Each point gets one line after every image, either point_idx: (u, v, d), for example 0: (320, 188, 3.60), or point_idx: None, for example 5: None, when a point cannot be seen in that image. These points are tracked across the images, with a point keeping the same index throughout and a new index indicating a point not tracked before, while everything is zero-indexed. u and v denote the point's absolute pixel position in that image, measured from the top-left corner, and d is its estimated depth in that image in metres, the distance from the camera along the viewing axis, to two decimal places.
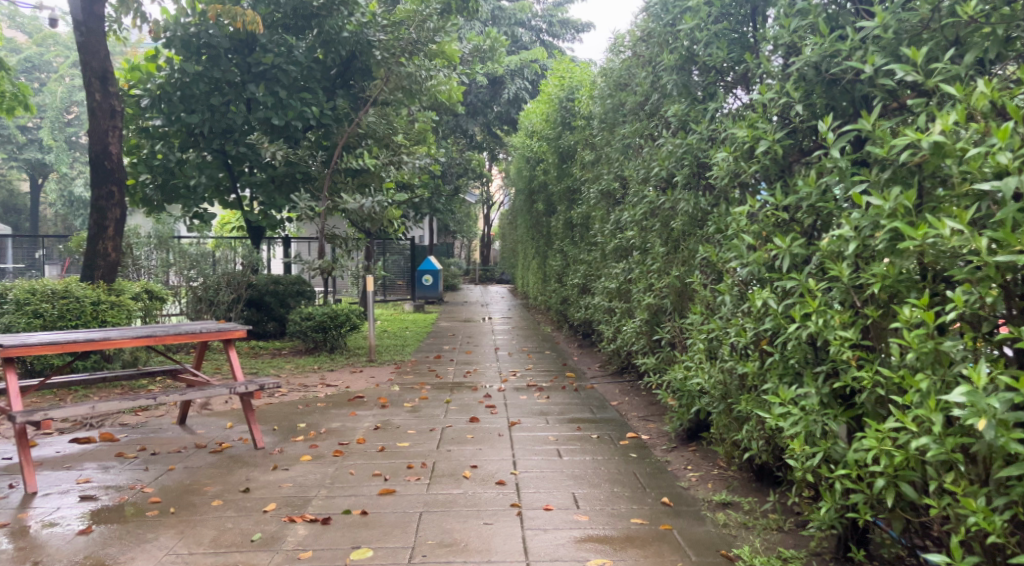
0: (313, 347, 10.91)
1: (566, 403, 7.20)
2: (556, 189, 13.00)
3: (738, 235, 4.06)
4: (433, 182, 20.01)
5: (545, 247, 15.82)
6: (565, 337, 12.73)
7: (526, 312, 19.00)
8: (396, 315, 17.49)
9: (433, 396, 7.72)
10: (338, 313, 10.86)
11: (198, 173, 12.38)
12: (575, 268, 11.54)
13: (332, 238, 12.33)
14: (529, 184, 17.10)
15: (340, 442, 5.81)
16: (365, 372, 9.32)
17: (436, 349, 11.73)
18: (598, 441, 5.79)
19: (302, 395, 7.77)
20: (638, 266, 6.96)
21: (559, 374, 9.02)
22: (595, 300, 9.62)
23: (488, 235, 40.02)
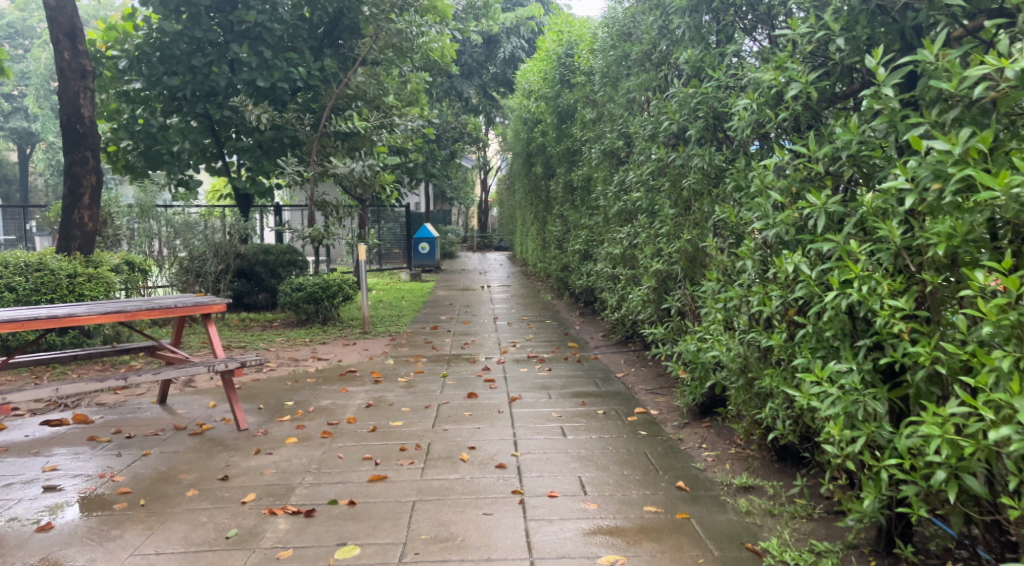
0: (305, 320, 10.53)
1: (569, 376, 6.84)
2: (555, 151, 12.52)
3: (762, 192, 3.65)
4: (428, 146, 19.46)
5: (543, 212, 15.36)
6: (566, 306, 12.34)
7: (525, 279, 18.62)
8: (393, 284, 17.09)
9: (429, 369, 7.36)
10: (330, 283, 10.45)
11: (182, 139, 11.85)
12: (575, 233, 11.12)
13: (322, 205, 11.87)
14: (527, 147, 16.58)
15: (329, 421, 5.44)
16: (358, 345, 8.95)
17: (433, 320, 11.35)
18: (604, 417, 5.43)
19: (291, 371, 7.40)
20: (645, 230, 6.55)
21: (561, 344, 8.65)
22: (597, 267, 9.22)
23: (485, 201, 39.45)
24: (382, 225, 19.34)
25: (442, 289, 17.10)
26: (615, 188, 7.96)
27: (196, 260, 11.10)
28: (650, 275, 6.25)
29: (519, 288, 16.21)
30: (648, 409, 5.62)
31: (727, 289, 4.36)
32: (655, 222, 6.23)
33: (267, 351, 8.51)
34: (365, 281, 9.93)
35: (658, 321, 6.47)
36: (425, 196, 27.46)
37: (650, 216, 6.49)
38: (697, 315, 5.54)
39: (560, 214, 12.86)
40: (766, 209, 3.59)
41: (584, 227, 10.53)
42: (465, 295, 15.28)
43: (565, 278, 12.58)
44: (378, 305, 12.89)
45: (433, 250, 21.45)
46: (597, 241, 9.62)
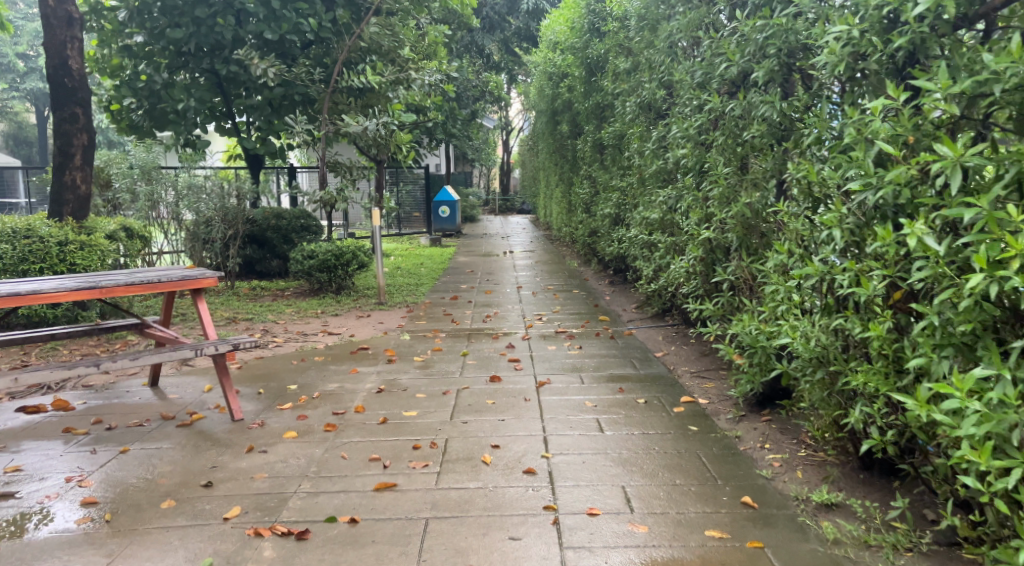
0: (318, 289, 9.94)
1: (602, 356, 6.17)
2: (583, 107, 11.69)
3: (862, 144, 2.91)
4: (447, 105, 18.62)
5: (569, 173, 14.54)
6: (594, 274, 11.60)
7: (549, 245, 17.90)
8: (412, 249, 16.47)
9: (448, 347, 6.72)
10: (343, 251, 9.83)
11: (187, 95, 11.15)
12: (605, 196, 10.34)
13: (334, 166, 11.18)
14: (552, 105, 15.71)
15: (335, 410, 4.82)
16: (373, 317, 8.32)
17: (453, 289, 10.70)
18: (646, 408, 4.76)
19: (299, 347, 6.81)
20: (691, 193, 5.80)
21: (591, 318, 7.97)
22: (631, 233, 8.47)
23: (507, 163, 38.54)
24: (400, 188, 18.62)
25: (463, 254, 16.43)
26: (654, 145, 7.18)
27: (202, 224, 10.49)
28: (698, 245, 5.52)
29: (543, 255, 15.48)
30: (696, 397, 4.94)
31: (804, 264, 3.63)
32: (704, 183, 5.47)
33: (275, 324, 7.92)
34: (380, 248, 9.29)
35: (705, 295, 5.76)
36: (445, 158, 26.61)
37: (698, 176, 5.73)
38: (755, 291, 4.82)
39: (589, 176, 12.06)
40: (868, 166, 2.85)
41: (615, 189, 9.76)
42: (487, 261, 14.60)
43: (593, 244, 11.83)
44: (395, 273, 12.26)
45: (453, 213, 20.71)
46: (631, 205, 8.85)
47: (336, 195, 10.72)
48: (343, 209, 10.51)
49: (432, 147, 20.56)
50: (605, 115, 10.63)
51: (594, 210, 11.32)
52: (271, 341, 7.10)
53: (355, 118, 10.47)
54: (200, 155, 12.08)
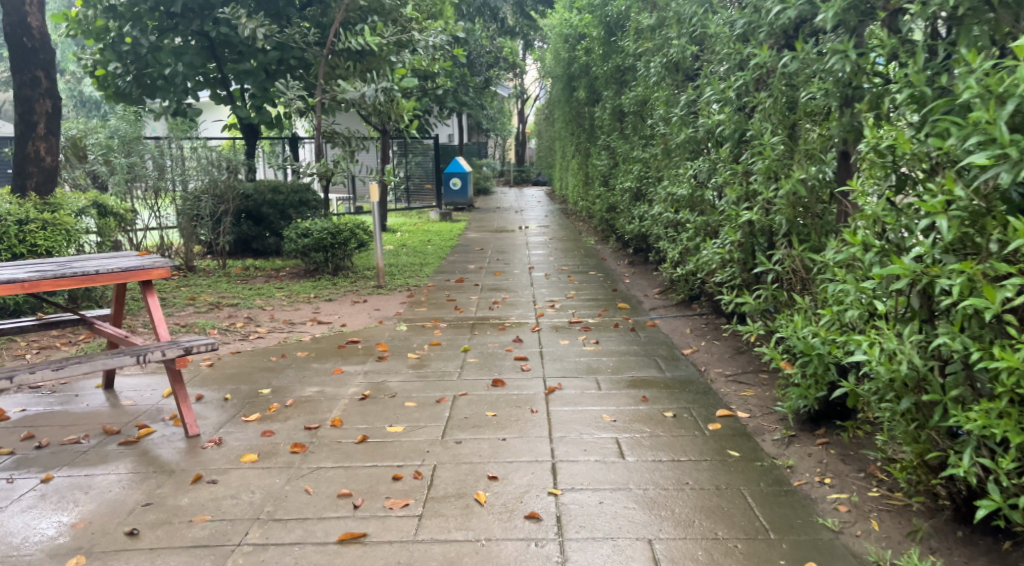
0: (314, 270, 9.23)
1: (623, 353, 5.41)
2: (602, 70, 10.83)
3: (991, 101, 2.24)
4: (458, 71, 17.72)
5: (586, 143, 13.66)
6: (612, 253, 10.81)
7: (565, 219, 17.09)
8: (420, 224, 15.72)
9: (448, 340, 5.99)
10: (341, 228, 9.09)
11: (175, 60, 10.39)
12: (625, 168, 9.51)
13: (332, 136, 10.36)
14: (569, 71, 14.78)
15: (308, 424, 4.10)
16: (369, 303, 7.61)
17: (460, 269, 9.97)
18: (676, 424, 4.00)
19: (281, 340, 6.11)
20: (729, 166, 5.00)
21: (608, 304, 7.20)
22: (655, 210, 7.66)
23: (523, 133, 37.56)
24: (409, 160, 17.80)
25: (474, 229, 15.66)
26: (683, 111, 6.35)
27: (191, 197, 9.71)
28: (736, 228, 4.72)
29: (558, 230, 14.67)
30: (734, 410, 4.18)
31: (887, 261, 2.84)
32: (745, 155, 4.66)
33: (261, 311, 7.22)
34: (379, 226, 8.54)
35: (743, 286, 4.99)
36: (458, 128, 25.72)
37: (739, 146, 4.91)
38: (808, 285, 4.03)
39: (608, 147, 11.21)
40: (1002, 131, 2.16)
41: (637, 160, 8.95)
42: (499, 238, 13.84)
43: (611, 220, 11.01)
44: (400, 251, 11.53)
45: (465, 186, 19.90)
46: (655, 180, 8.03)
47: (333, 167, 9.94)
48: (343, 182, 9.77)
49: (443, 116, 19.69)
50: (628, 79, 9.75)
51: (613, 184, 10.48)
52: (253, 332, 6.40)
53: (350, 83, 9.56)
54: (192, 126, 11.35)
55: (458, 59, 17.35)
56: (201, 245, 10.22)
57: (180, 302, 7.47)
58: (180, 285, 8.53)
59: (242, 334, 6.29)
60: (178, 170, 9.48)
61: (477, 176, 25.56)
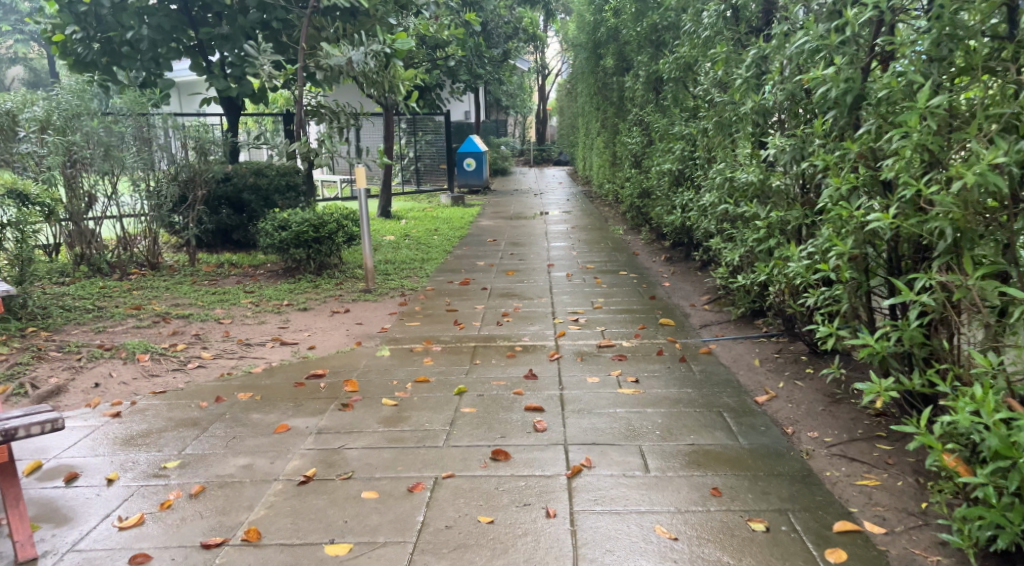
0: (295, 268, 7.88)
1: (674, 403, 3.97)
2: (634, 32, 9.34)
3: None
4: (472, 41, 16.21)
5: (614, 119, 12.16)
6: (646, 247, 9.35)
7: (589, 203, 15.66)
8: (429, 210, 14.35)
9: (440, 375, 4.58)
10: (326, 221, 7.74)
11: (140, 23, 9.00)
12: (664, 147, 8.03)
13: (316, 112, 8.71)
14: (595, 38, 13.23)
15: (210, 539, 2.71)
16: (351, 316, 6.24)
17: (468, 267, 8.58)
18: (774, 551, 2.55)
19: (226, 372, 4.73)
20: (835, 147, 3.54)
21: (646, 321, 5.78)
22: (704, 201, 6.19)
23: (544, 111, 36.03)
24: (419, 139, 16.43)
25: (488, 215, 14.26)
26: (749, 73, 4.87)
27: (154, 181, 8.31)
28: (845, 235, 3.32)
29: (580, 217, 13.22)
30: (858, 518, 2.74)
31: None
32: (865, 130, 3.20)
33: (217, 326, 5.85)
34: (367, 219, 7.14)
35: (849, 316, 3.56)
36: (473, 104, 24.24)
37: (848, 117, 3.45)
38: (988, 332, 2.58)
39: (640, 124, 9.72)
40: None
41: (679, 139, 7.46)
42: (515, 226, 12.43)
43: (644, 207, 9.57)
44: (402, 243, 10.17)
45: (480, 166, 18.45)
46: (705, 164, 6.53)
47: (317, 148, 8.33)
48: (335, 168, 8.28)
49: (456, 92, 18.20)
50: (670, 40, 8.22)
51: (647, 165, 9.01)
52: (194, 357, 5.02)
53: (337, 47, 8.04)
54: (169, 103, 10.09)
55: (471, 27, 15.81)
56: (171, 236, 8.90)
57: (121, 312, 6.10)
58: (134, 287, 7.18)
59: (179, 362, 4.90)
60: (139, 150, 8.12)
61: (494, 156, 24.08)
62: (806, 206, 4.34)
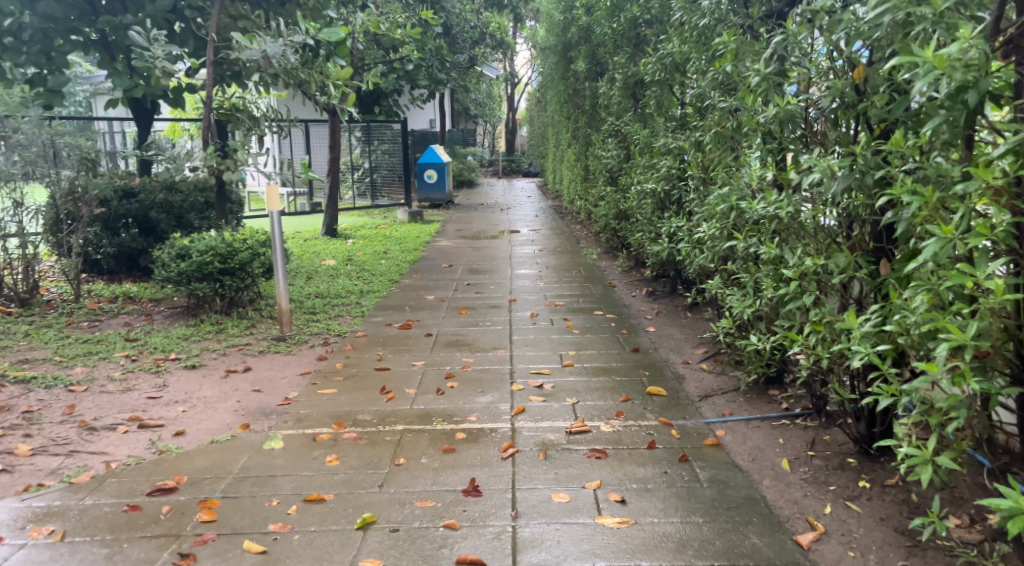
0: (197, 305, 6.46)
1: (679, 550, 2.68)
2: (611, 29, 8.11)
3: None
4: (432, 42, 14.85)
5: (587, 129, 10.91)
6: (625, 277, 8.08)
7: (558, 220, 14.45)
8: (382, 228, 12.99)
9: (344, 488, 3.24)
10: (237, 249, 6.35)
11: (22, 8, 7.51)
12: (646, 162, 6.79)
13: (229, 116, 7.13)
14: (566, 41, 11.98)
15: None
16: (251, 377, 4.86)
17: (414, 302, 7.23)
18: None
19: (39, 483, 3.33)
20: (940, 175, 2.27)
21: (629, 387, 4.49)
22: (701, 232, 4.95)
23: (513, 120, 34.83)
24: (374, 149, 15.15)
25: (449, 234, 12.93)
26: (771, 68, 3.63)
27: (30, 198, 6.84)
28: (970, 319, 2.10)
29: (549, 237, 11.96)
30: None
31: None
32: (1000, 154, 2.01)
33: (62, 396, 4.42)
34: (280, 247, 5.73)
35: (958, 437, 2.34)
36: (438, 112, 22.92)
37: (961, 132, 2.20)
38: None
39: (616, 135, 8.49)
40: None
41: (667, 153, 6.21)
42: (475, 247, 11.12)
43: (622, 230, 8.37)
44: (342, 269, 8.84)
45: (442, 179, 17.13)
46: (703, 188, 5.22)
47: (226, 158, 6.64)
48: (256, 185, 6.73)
49: (415, 98, 16.85)
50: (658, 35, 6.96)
51: (626, 183, 7.75)
52: (5, 455, 3.59)
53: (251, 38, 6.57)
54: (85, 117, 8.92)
55: (431, 28, 14.46)
56: (57, 263, 7.42)
57: None
58: None
59: None
60: (7, 160, 6.60)
61: (458, 167, 22.77)
62: (859, 252, 3.11)
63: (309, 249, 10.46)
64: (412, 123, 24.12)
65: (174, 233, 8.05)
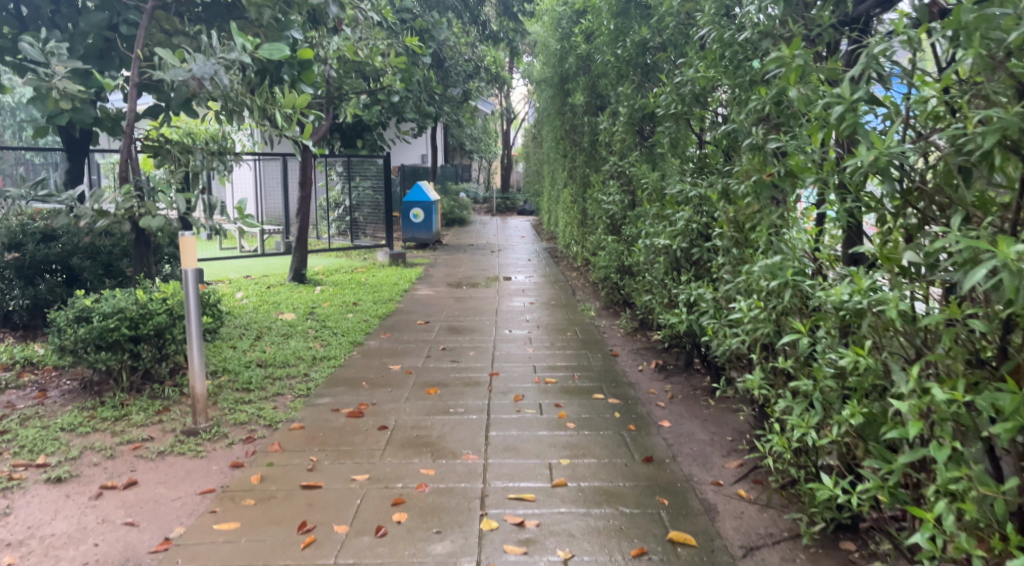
0: (101, 380, 5.22)
1: None
2: (614, 56, 7.04)
3: None
4: (422, 73, 13.84)
5: (585, 169, 9.82)
6: (630, 344, 6.89)
7: (553, 265, 13.29)
8: (357, 273, 11.80)
9: None
10: (155, 310, 5.15)
11: None
12: (658, 212, 5.64)
13: (156, 150, 5.99)
14: (563, 74, 10.94)
15: None
16: (133, 498, 3.63)
17: (376, 373, 6.00)
18: None
19: None
20: None
21: (643, 529, 3.25)
22: (738, 311, 3.76)
23: (509, 157, 33.94)
24: (355, 186, 14.04)
25: (433, 279, 11.74)
26: (859, 93, 2.49)
27: None
28: None
29: (542, 286, 10.79)
30: None
31: None
32: None
33: None
34: (196, 318, 4.51)
35: None
36: (430, 147, 21.94)
37: None
38: None
39: (620, 177, 7.37)
40: None
41: (686, 202, 5.06)
42: (459, 298, 9.92)
43: (626, 288, 7.20)
44: (300, 327, 7.63)
45: (429, 217, 16.00)
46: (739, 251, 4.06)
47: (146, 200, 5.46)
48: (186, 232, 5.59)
49: (403, 132, 15.82)
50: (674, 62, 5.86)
51: (633, 233, 6.59)
52: None
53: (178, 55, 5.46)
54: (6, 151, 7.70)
55: (418, 58, 13.47)
56: None
57: None
58: None
59: None
60: None
61: (449, 204, 21.73)
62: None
63: (269, 298, 9.28)
64: (402, 157, 23.15)
65: (99, 284, 6.85)
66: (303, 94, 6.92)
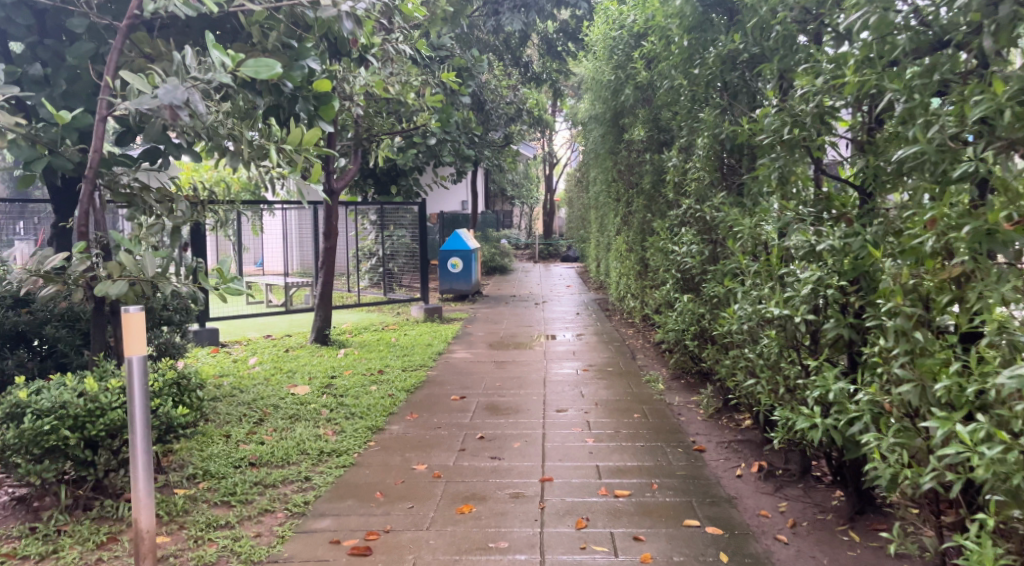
0: (37, 496, 4.05)
1: None
2: (690, 77, 5.81)
3: None
4: (462, 113, 12.81)
5: (647, 214, 8.52)
6: (715, 433, 5.52)
7: (606, 320, 11.91)
8: (385, 332, 10.57)
9: None
10: (109, 405, 3.96)
11: None
12: (767, 271, 4.30)
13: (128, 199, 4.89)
14: (619, 109, 9.75)
15: None
16: None
17: (395, 478, 4.71)
18: None
19: None
20: None
21: None
22: (947, 438, 2.40)
23: (551, 202, 32.83)
24: (389, 235, 12.93)
25: (472, 338, 10.47)
26: None
27: None
28: None
29: (596, 347, 9.44)
30: None
31: None
32: None
33: None
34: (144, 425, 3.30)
35: None
36: (470, 193, 20.94)
37: None
38: None
39: (698, 223, 6.08)
40: None
41: (813, 258, 3.75)
42: (501, 363, 8.63)
43: (711, 360, 5.83)
44: (313, 407, 6.41)
45: (469, 267, 14.80)
46: (931, 335, 2.73)
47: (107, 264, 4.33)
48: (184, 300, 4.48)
49: (442, 177, 14.78)
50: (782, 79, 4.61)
51: (725, 293, 5.28)
52: None
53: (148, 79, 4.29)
54: (14, 205, 6.80)
55: (457, 97, 12.47)
56: None
57: None
58: None
59: None
60: None
61: (490, 252, 20.58)
62: None
63: (284, 366, 8.12)
64: (441, 204, 22.17)
65: (73, 360, 5.75)
66: (321, 132, 5.84)
